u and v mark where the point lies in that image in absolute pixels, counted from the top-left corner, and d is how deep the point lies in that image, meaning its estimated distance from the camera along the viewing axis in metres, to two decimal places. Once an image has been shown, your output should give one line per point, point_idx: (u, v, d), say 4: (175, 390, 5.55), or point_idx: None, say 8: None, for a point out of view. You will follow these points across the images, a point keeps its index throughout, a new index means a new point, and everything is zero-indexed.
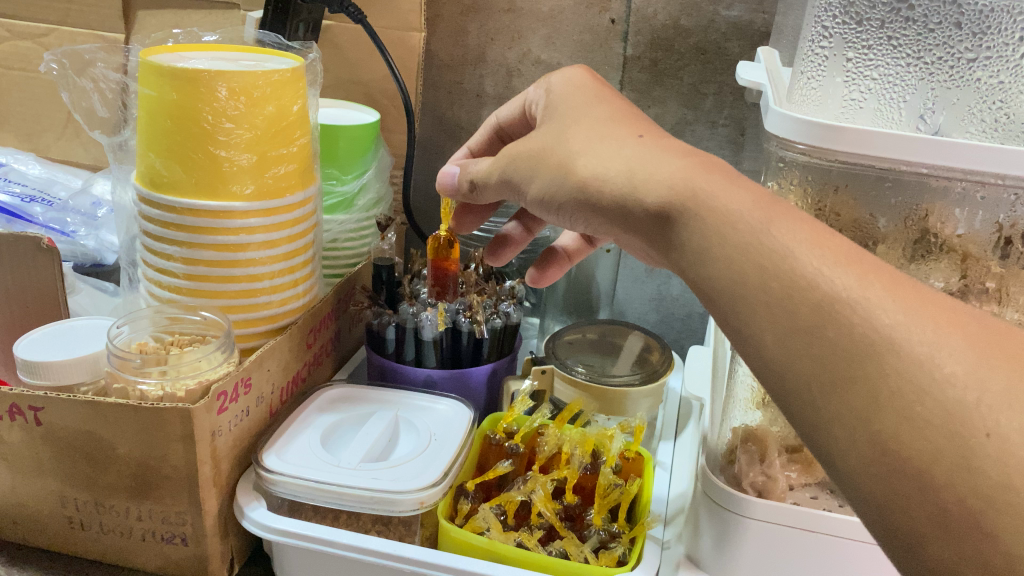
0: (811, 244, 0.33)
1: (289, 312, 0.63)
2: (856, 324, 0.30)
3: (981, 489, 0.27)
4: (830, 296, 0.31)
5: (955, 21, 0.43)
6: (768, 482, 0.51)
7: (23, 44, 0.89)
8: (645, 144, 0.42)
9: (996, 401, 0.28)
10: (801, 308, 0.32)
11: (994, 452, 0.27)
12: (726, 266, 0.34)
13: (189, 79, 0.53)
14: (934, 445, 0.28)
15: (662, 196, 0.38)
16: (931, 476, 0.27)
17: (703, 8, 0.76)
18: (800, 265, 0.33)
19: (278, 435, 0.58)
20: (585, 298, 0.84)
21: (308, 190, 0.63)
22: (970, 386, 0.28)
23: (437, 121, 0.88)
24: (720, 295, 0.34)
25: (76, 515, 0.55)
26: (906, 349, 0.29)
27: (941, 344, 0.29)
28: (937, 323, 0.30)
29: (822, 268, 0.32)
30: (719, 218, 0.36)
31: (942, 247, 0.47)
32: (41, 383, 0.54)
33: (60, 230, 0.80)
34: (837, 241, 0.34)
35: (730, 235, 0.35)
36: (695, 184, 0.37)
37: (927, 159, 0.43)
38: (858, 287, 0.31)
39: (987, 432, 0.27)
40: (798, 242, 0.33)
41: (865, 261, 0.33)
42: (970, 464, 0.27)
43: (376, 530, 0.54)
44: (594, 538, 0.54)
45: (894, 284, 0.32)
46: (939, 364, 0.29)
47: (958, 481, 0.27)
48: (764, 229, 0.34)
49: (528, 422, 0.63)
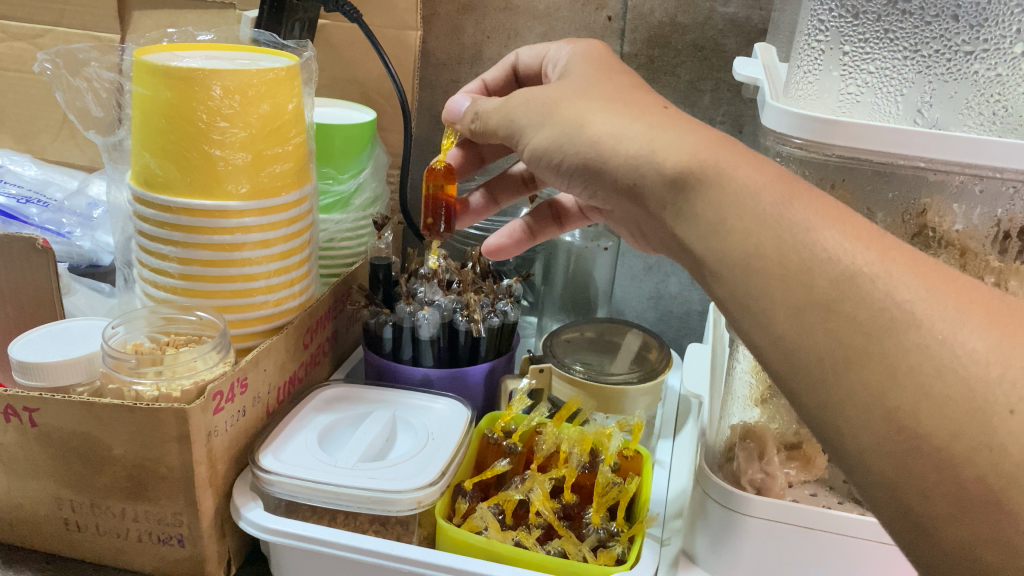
0: (832, 221, 0.34)
1: (285, 312, 0.63)
2: (877, 298, 0.31)
3: (1002, 467, 0.28)
4: (851, 271, 0.32)
5: (952, 14, 0.43)
6: (767, 479, 0.51)
7: (17, 44, 0.89)
8: (650, 124, 0.41)
9: (1019, 377, 0.29)
10: (819, 282, 0.32)
11: (1017, 428, 0.28)
12: (740, 240, 0.35)
13: (183, 78, 0.53)
14: (954, 423, 0.29)
15: (676, 173, 0.38)
16: (949, 454, 0.29)
17: (700, 5, 0.75)
18: (822, 241, 0.33)
19: (275, 434, 0.58)
20: (583, 297, 0.84)
21: (304, 190, 0.63)
22: (993, 361, 0.29)
23: (433, 120, 0.88)
24: (731, 272, 0.35)
25: (72, 516, 0.55)
26: (927, 325, 0.30)
27: (963, 322, 0.30)
28: (960, 300, 0.31)
29: (845, 242, 0.33)
30: (737, 191, 0.36)
31: (940, 242, 0.47)
32: (35, 385, 0.54)
33: (55, 230, 0.80)
34: (856, 220, 0.35)
35: (745, 212, 0.35)
36: (714, 160, 0.37)
37: (924, 153, 0.43)
38: (880, 263, 0.32)
39: (1010, 410, 0.28)
40: (820, 219, 0.34)
41: (888, 241, 0.34)
42: (991, 442, 0.28)
43: (373, 530, 0.54)
44: (593, 538, 0.54)
45: (914, 262, 0.33)
46: (962, 340, 0.30)
47: (979, 459, 0.28)
48: (786, 204, 0.35)
49: (526, 421, 0.63)
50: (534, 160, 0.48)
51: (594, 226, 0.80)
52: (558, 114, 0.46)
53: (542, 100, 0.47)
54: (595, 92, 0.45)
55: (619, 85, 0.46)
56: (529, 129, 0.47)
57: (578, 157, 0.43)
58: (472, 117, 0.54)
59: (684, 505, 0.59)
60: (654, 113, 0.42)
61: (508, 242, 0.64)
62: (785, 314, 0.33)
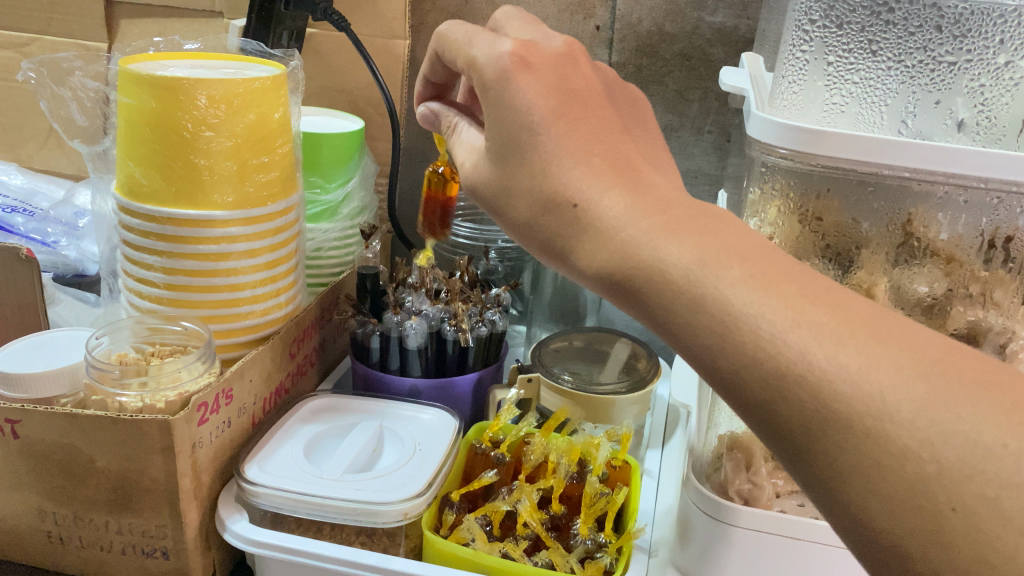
0: (758, 294, 0.31)
1: (271, 322, 0.63)
2: (805, 399, 0.29)
3: (956, 563, 0.26)
4: (782, 367, 0.30)
5: (936, 25, 0.43)
6: (753, 489, 0.51)
7: (4, 52, 0.89)
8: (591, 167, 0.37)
9: (955, 475, 0.27)
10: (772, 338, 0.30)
11: (961, 527, 0.26)
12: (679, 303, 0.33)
13: (168, 87, 0.53)
14: (904, 523, 0.27)
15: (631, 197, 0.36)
16: (905, 550, 0.27)
17: (687, 15, 0.76)
18: (741, 314, 0.31)
19: (259, 446, 0.57)
20: (571, 307, 0.86)
21: (290, 199, 0.63)
22: (926, 455, 0.27)
23: (421, 129, 0.88)
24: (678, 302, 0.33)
25: (55, 529, 0.54)
26: (861, 427, 0.28)
27: (916, 375, 0.28)
28: (917, 341, 0.30)
29: (773, 324, 0.31)
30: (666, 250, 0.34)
31: (925, 251, 0.48)
32: (18, 396, 0.53)
33: (41, 240, 0.80)
34: (787, 286, 0.32)
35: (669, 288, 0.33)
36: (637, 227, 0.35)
37: (909, 162, 0.43)
38: (805, 346, 0.30)
39: (952, 508, 0.27)
40: (741, 293, 0.32)
41: (820, 299, 0.31)
42: (939, 539, 0.27)
43: (359, 542, 0.53)
44: (580, 548, 0.53)
45: (846, 327, 0.30)
46: (892, 438, 0.27)
47: (933, 557, 0.27)
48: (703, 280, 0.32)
49: (514, 431, 0.63)
50: (506, 225, 0.41)
51: None
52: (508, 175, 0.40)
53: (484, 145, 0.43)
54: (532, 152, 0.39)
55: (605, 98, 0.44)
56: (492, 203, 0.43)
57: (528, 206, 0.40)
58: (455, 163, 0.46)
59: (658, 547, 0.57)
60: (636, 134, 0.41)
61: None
62: (730, 373, 0.31)
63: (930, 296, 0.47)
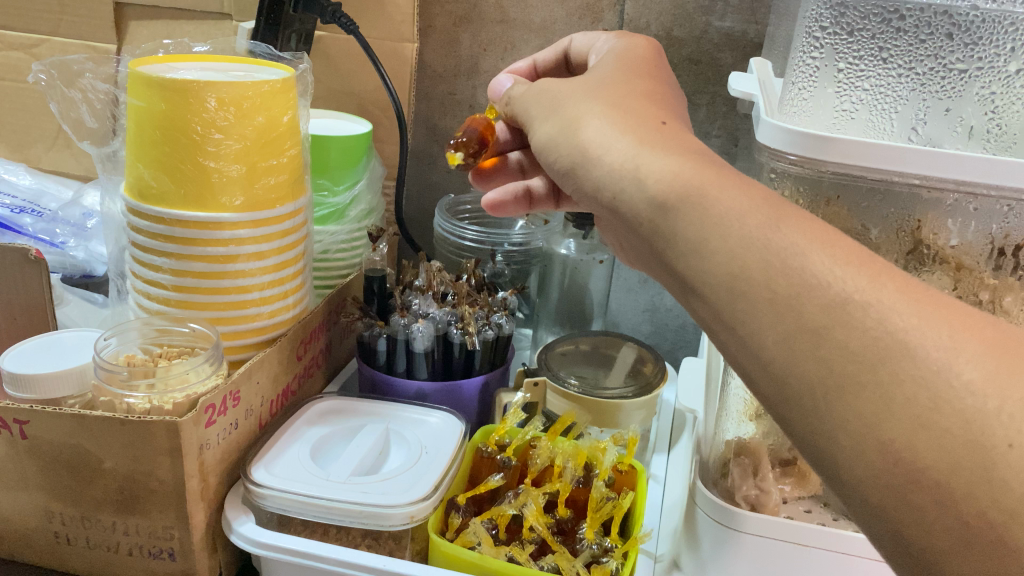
0: (822, 244, 0.32)
1: (278, 325, 0.63)
2: (870, 325, 0.29)
3: (1002, 501, 0.26)
4: (842, 297, 0.30)
5: (947, 32, 0.43)
6: (761, 495, 0.51)
7: (12, 54, 0.89)
8: (641, 139, 0.38)
9: (1017, 409, 0.27)
10: (808, 306, 0.30)
11: (1017, 462, 0.26)
12: (726, 260, 0.33)
13: (179, 90, 0.53)
14: (953, 455, 0.27)
15: (658, 189, 0.36)
16: (949, 488, 0.27)
17: (695, 19, 0.76)
18: (811, 265, 0.31)
19: (267, 448, 0.58)
20: (578, 309, 0.84)
21: (299, 202, 0.63)
22: (990, 393, 0.27)
23: (429, 131, 0.88)
24: (716, 292, 0.33)
25: (62, 530, 0.54)
26: (921, 354, 0.28)
27: (958, 350, 0.28)
28: (954, 327, 0.29)
29: (834, 267, 0.31)
30: (721, 215, 0.34)
31: (935, 258, 0.48)
32: (27, 397, 0.54)
33: (49, 241, 0.81)
34: (848, 243, 0.33)
35: (737, 227, 0.33)
36: (696, 181, 0.35)
37: (919, 169, 0.43)
38: (870, 289, 0.30)
39: (1008, 443, 0.26)
40: (809, 242, 0.32)
41: (880, 264, 0.32)
42: (991, 475, 0.26)
43: (365, 544, 0.53)
44: (586, 553, 0.53)
45: (907, 286, 0.31)
46: (956, 370, 0.28)
47: (979, 493, 0.26)
48: (773, 226, 0.33)
49: (520, 434, 0.63)
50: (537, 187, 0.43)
51: (589, 239, 0.80)
52: (564, 110, 0.44)
53: (554, 92, 0.46)
54: (608, 91, 0.43)
55: (619, 97, 0.42)
56: (543, 116, 0.45)
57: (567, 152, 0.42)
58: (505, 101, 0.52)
59: (664, 549, 0.58)
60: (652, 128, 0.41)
61: (507, 197, 0.61)
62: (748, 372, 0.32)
63: None
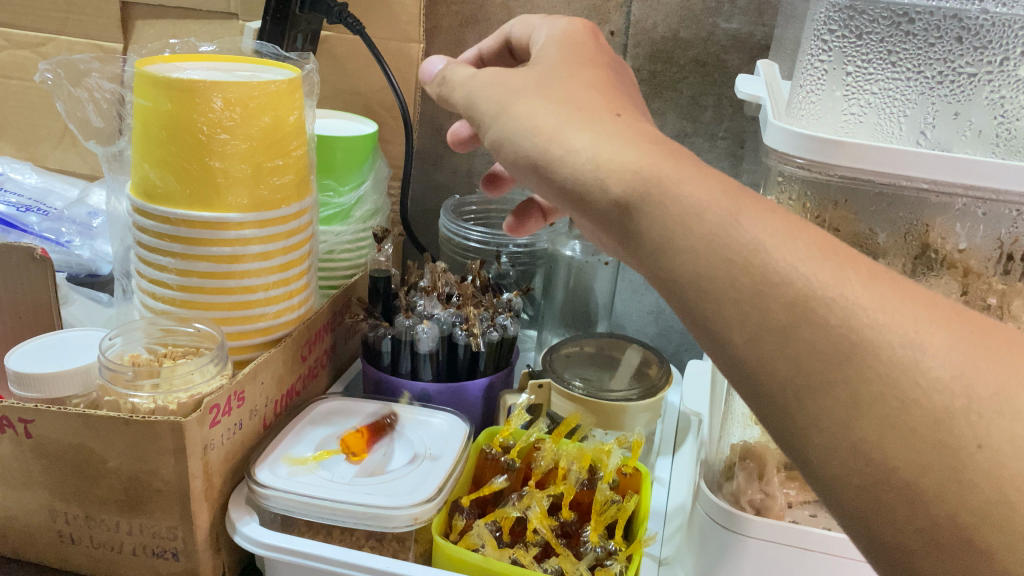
0: (784, 236, 0.32)
1: (283, 325, 0.63)
2: (834, 323, 0.29)
3: (972, 503, 0.27)
4: (805, 293, 0.30)
5: (956, 36, 0.43)
6: (766, 499, 0.51)
7: (20, 52, 0.89)
8: (597, 134, 0.36)
9: (985, 409, 0.27)
10: (774, 307, 0.30)
11: (984, 464, 0.27)
12: (691, 261, 0.32)
13: (184, 90, 0.53)
14: (922, 456, 0.27)
15: (620, 190, 0.34)
16: (919, 488, 0.27)
17: (703, 21, 0.75)
18: (772, 260, 0.31)
19: (271, 448, 0.58)
20: (584, 311, 0.84)
21: (303, 202, 0.63)
22: (957, 390, 0.28)
23: (435, 132, 0.87)
24: (684, 290, 0.32)
25: (66, 529, 0.54)
26: (888, 352, 0.29)
27: (924, 346, 0.29)
28: (922, 321, 0.29)
29: (797, 263, 0.31)
30: (683, 211, 0.33)
31: (942, 263, 0.47)
32: (32, 396, 0.54)
33: (55, 240, 0.81)
34: (812, 232, 0.33)
35: (695, 227, 0.32)
36: (657, 175, 0.34)
37: (928, 173, 0.42)
38: (835, 284, 0.30)
39: (977, 444, 0.27)
40: (770, 235, 0.32)
41: (844, 255, 0.32)
42: (961, 477, 0.27)
43: (369, 546, 0.53)
44: (590, 556, 0.54)
45: (871, 276, 0.31)
46: (925, 368, 0.28)
47: (950, 495, 0.27)
48: (732, 220, 0.32)
49: (525, 436, 0.63)
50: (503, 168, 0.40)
51: (594, 241, 0.79)
52: (509, 110, 0.39)
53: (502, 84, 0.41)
54: (554, 86, 0.39)
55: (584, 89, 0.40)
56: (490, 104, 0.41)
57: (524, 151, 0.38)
58: (439, 81, 0.47)
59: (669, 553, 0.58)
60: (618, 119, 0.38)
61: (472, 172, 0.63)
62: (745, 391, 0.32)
63: None
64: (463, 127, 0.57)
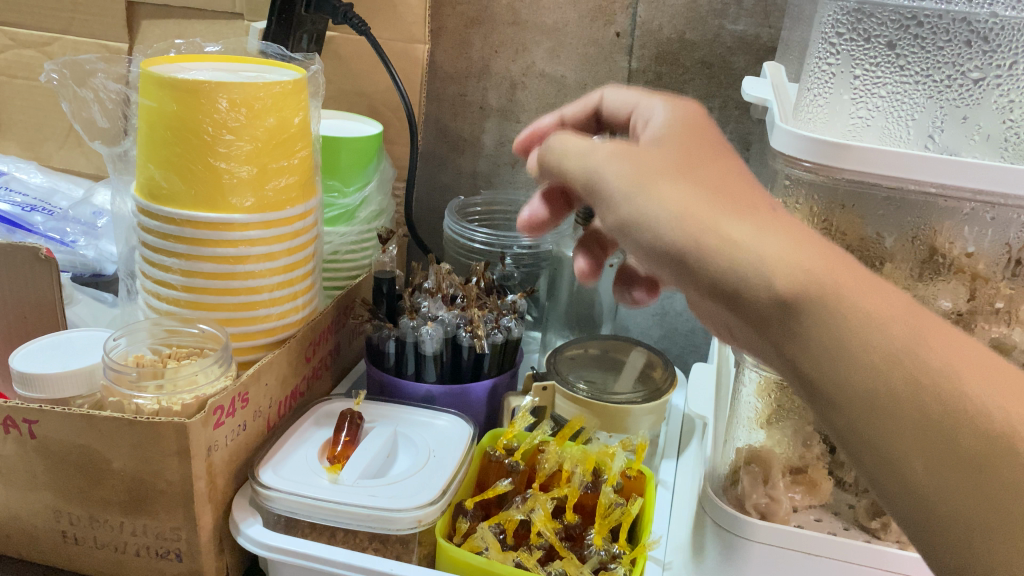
0: (967, 364, 0.32)
1: (288, 326, 0.63)
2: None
3: None
4: (993, 426, 0.31)
5: (965, 39, 0.43)
6: (771, 503, 0.51)
7: (25, 52, 0.89)
8: (758, 224, 0.34)
9: None
10: (961, 436, 0.31)
11: None
12: (873, 381, 0.32)
13: (189, 90, 0.53)
14: None
15: (790, 289, 0.33)
16: None
17: (709, 22, 0.75)
18: (965, 390, 0.31)
19: (275, 449, 0.58)
20: (587, 313, 0.84)
21: (309, 203, 0.62)
22: None
23: (440, 132, 0.87)
24: (857, 408, 0.32)
25: (70, 529, 0.54)
26: None
27: None
28: None
29: (989, 395, 0.31)
30: (860, 324, 0.33)
31: (950, 267, 0.47)
32: (36, 396, 0.54)
33: (60, 239, 0.81)
34: (985, 353, 0.33)
35: (877, 344, 0.32)
36: (832, 281, 0.33)
37: (936, 178, 0.42)
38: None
39: None
40: (958, 364, 0.32)
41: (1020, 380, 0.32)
42: None
43: (372, 548, 0.53)
44: (594, 559, 0.54)
45: None
46: None
47: None
48: (917, 347, 0.32)
49: (528, 439, 0.63)
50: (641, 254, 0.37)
51: None
52: (648, 194, 0.36)
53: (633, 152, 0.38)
54: (695, 173, 0.37)
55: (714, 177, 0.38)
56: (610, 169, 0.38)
57: (676, 250, 0.35)
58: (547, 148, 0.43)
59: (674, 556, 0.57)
60: (763, 213, 0.36)
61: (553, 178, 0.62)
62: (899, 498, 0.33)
63: (953, 311, 0.47)
64: (539, 204, 0.50)
